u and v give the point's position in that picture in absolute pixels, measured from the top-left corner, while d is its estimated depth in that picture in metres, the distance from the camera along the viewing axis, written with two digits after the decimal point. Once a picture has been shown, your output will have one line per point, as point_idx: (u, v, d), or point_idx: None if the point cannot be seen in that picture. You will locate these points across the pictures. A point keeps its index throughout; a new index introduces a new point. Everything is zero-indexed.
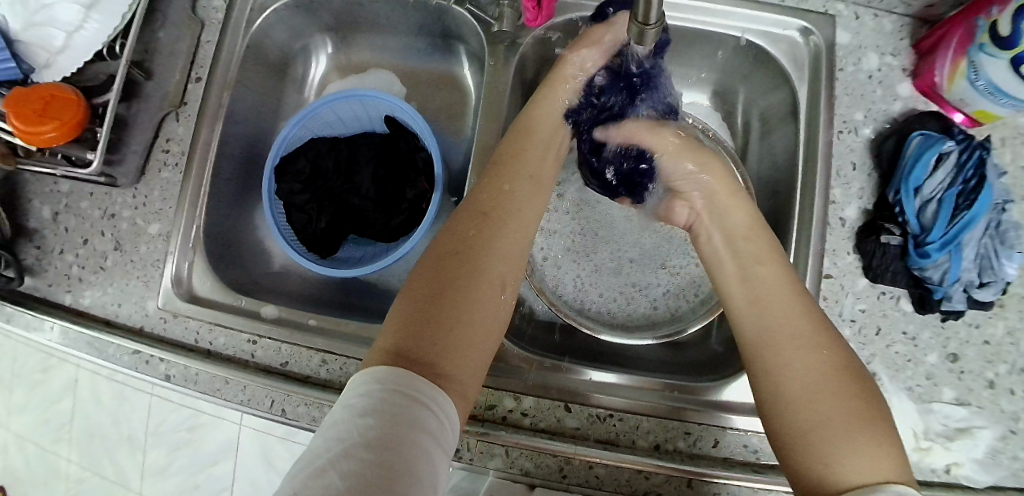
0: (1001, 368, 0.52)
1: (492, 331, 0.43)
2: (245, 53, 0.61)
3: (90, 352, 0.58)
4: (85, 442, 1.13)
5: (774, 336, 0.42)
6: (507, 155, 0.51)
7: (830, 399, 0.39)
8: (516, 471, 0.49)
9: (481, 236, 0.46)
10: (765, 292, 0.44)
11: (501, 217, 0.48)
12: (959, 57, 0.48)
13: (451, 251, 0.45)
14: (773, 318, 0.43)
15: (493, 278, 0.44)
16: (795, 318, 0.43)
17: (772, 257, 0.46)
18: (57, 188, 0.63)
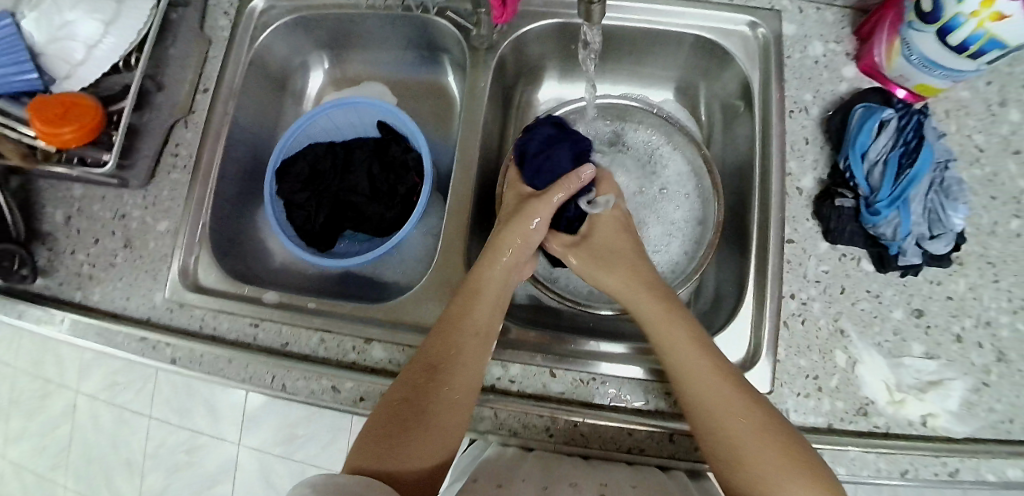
0: (966, 323, 0.54)
1: (453, 427, 0.47)
2: (248, 67, 0.67)
3: (99, 341, 0.61)
4: (83, 467, 1.13)
5: (700, 401, 0.47)
6: (471, 285, 0.54)
7: (750, 435, 0.44)
8: (505, 432, 0.52)
9: (457, 358, 0.50)
10: (683, 364, 0.48)
11: (483, 340, 0.51)
12: (893, 36, 0.53)
13: (431, 366, 0.49)
14: (697, 372, 0.48)
15: (461, 400, 0.48)
16: (708, 373, 0.47)
17: (685, 326, 0.51)
18: (72, 193, 0.67)
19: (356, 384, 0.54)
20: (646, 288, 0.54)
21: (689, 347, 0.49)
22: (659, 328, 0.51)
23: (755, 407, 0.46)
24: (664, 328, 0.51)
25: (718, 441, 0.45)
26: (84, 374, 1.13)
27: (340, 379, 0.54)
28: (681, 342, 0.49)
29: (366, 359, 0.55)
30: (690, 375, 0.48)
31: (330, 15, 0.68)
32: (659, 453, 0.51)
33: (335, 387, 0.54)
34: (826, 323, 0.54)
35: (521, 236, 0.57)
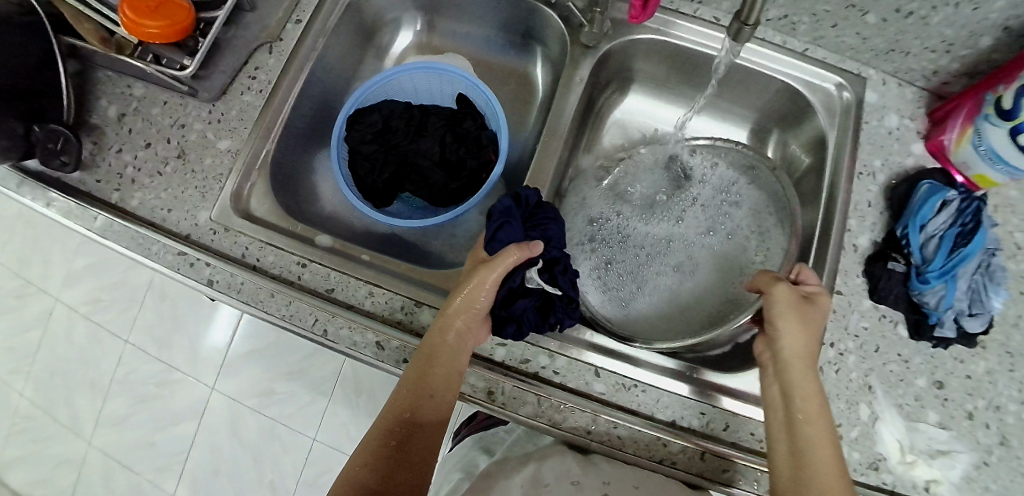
0: (980, 402, 0.57)
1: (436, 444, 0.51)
2: (345, 9, 0.66)
3: (133, 247, 0.59)
4: (46, 377, 1.08)
5: (807, 476, 0.44)
6: (425, 349, 0.49)
7: None
8: (543, 421, 0.51)
9: (415, 427, 0.50)
10: (813, 439, 0.45)
11: (436, 404, 0.49)
12: (967, 124, 0.57)
13: (391, 438, 0.49)
14: (819, 450, 0.44)
15: (419, 470, 0.49)
16: (829, 452, 0.44)
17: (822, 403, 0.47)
18: (131, 92, 0.65)
19: (402, 345, 0.53)
20: (798, 361, 0.48)
21: (822, 423, 0.46)
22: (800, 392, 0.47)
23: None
24: (803, 396, 0.47)
25: None
26: (70, 283, 1.10)
27: (386, 336, 0.53)
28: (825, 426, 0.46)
29: (412, 322, 0.55)
30: (812, 449, 0.44)
31: None
32: (688, 468, 0.51)
33: (379, 343, 0.53)
34: (857, 376, 0.57)
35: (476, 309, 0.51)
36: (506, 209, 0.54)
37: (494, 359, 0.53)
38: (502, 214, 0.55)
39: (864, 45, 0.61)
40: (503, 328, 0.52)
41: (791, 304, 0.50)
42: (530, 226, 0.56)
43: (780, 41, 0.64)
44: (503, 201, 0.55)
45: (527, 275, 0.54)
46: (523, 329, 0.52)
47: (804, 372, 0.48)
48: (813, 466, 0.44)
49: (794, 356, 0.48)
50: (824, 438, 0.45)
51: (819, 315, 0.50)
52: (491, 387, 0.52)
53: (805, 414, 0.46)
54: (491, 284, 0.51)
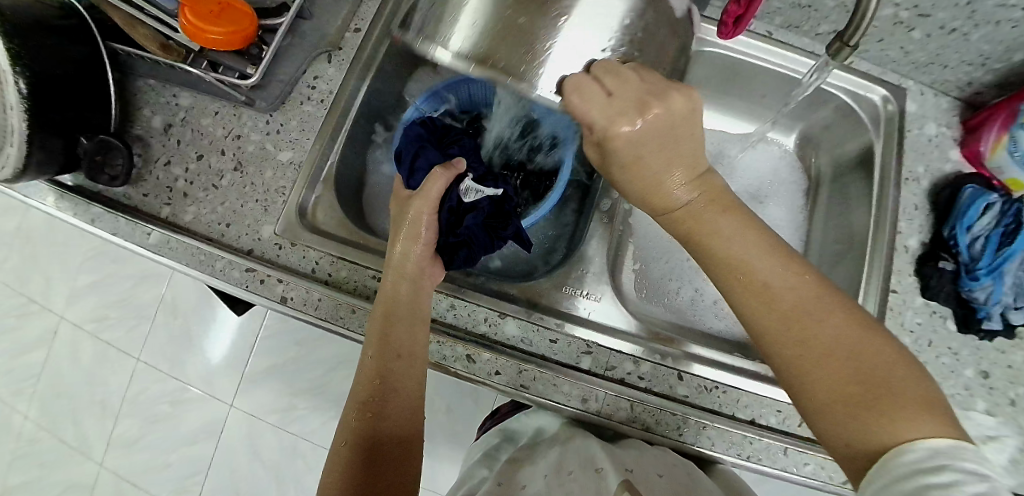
0: (1021, 389, 0.62)
1: (413, 417, 0.52)
2: (405, 18, 0.65)
3: (196, 264, 0.56)
4: (50, 399, 1.03)
5: (767, 319, 0.39)
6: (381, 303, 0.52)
7: (828, 340, 0.37)
8: (637, 426, 0.53)
9: (388, 393, 0.51)
10: (741, 251, 0.40)
11: (409, 362, 0.51)
12: (1003, 132, 0.61)
13: (376, 397, 0.51)
14: (749, 267, 0.40)
15: (407, 421, 0.51)
16: (765, 257, 0.40)
17: (720, 202, 0.43)
18: (177, 101, 0.61)
19: (492, 357, 0.53)
20: (686, 171, 0.44)
21: (744, 235, 0.41)
22: (699, 220, 0.43)
23: (830, 304, 0.38)
24: (707, 218, 0.42)
25: (795, 358, 0.38)
26: (72, 300, 1.03)
27: (475, 350, 0.53)
28: (736, 233, 0.41)
29: (497, 333, 0.54)
30: (752, 272, 0.40)
31: None
32: (773, 464, 0.53)
33: (469, 356, 0.53)
34: None
35: (420, 239, 0.54)
36: (419, 138, 0.60)
37: (581, 367, 0.54)
38: (414, 142, 0.60)
39: (906, 58, 0.65)
40: (455, 256, 0.56)
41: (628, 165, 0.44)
42: (445, 145, 0.61)
43: None
44: (414, 132, 0.61)
45: (464, 189, 0.56)
46: (475, 251, 0.57)
47: (680, 200, 0.43)
48: (754, 297, 0.40)
49: (676, 172, 0.43)
50: (791, 291, 0.39)
51: (658, 138, 0.42)
52: (585, 394, 0.52)
53: (715, 258, 0.42)
54: (429, 215, 0.55)
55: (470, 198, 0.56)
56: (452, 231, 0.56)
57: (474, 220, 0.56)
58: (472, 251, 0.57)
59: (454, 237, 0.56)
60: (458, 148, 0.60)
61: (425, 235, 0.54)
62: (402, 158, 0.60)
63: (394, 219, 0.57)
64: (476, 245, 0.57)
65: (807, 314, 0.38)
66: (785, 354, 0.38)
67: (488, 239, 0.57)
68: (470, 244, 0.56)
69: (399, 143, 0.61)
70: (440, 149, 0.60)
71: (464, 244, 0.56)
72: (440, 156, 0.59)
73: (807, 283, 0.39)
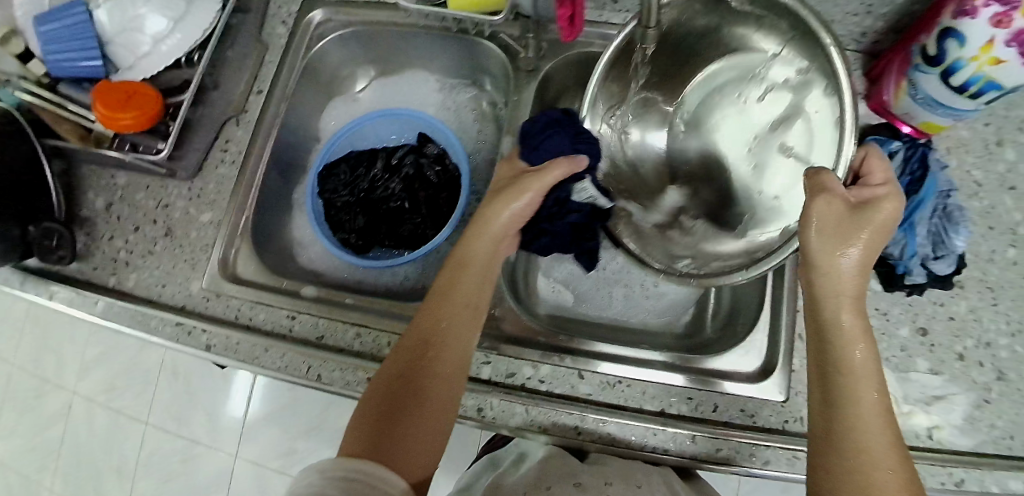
0: (968, 342, 0.58)
1: (445, 420, 0.49)
2: (301, 74, 0.70)
3: (135, 325, 0.62)
4: (74, 470, 1.11)
5: (840, 435, 0.41)
6: (438, 294, 0.53)
7: (886, 457, 0.40)
8: (534, 429, 0.53)
9: (417, 384, 0.49)
10: (862, 380, 0.42)
11: (472, 317, 0.52)
12: (901, 77, 0.59)
13: (414, 355, 0.50)
14: (863, 385, 0.42)
15: (451, 387, 0.49)
16: (872, 388, 0.42)
17: (865, 332, 0.43)
18: (114, 181, 0.69)
19: None
20: (859, 279, 0.44)
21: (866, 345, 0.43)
22: (852, 331, 0.43)
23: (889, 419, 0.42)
24: (855, 342, 0.43)
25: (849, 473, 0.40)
26: (85, 373, 1.12)
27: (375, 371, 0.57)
28: (868, 349, 0.42)
29: None
30: (861, 399, 0.41)
31: (379, 34, 0.70)
32: (680, 454, 0.52)
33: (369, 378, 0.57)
34: None
35: (496, 236, 0.55)
36: (556, 120, 0.58)
37: (482, 377, 0.56)
38: (545, 129, 0.57)
39: None
40: (536, 240, 0.62)
41: (840, 294, 0.44)
42: (579, 136, 0.57)
43: None
44: (546, 117, 0.58)
45: (578, 187, 0.60)
46: (556, 243, 0.62)
47: (837, 309, 0.44)
48: (856, 416, 0.41)
49: (851, 250, 0.43)
50: (873, 392, 0.42)
51: (867, 242, 0.43)
52: (479, 404, 0.55)
53: (842, 364, 0.42)
54: (534, 193, 0.55)
55: (581, 197, 0.60)
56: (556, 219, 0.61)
57: (572, 216, 0.60)
58: (548, 240, 0.62)
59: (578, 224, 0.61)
60: (588, 145, 0.57)
61: (519, 217, 0.56)
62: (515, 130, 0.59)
63: (479, 211, 0.56)
64: (559, 233, 0.62)
65: (878, 427, 0.41)
66: (841, 467, 0.40)
67: (570, 238, 0.62)
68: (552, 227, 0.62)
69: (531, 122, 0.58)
70: (573, 138, 0.57)
71: (553, 227, 0.61)
72: (568, 144, 0.57)
73: (885, 409, 0.42)
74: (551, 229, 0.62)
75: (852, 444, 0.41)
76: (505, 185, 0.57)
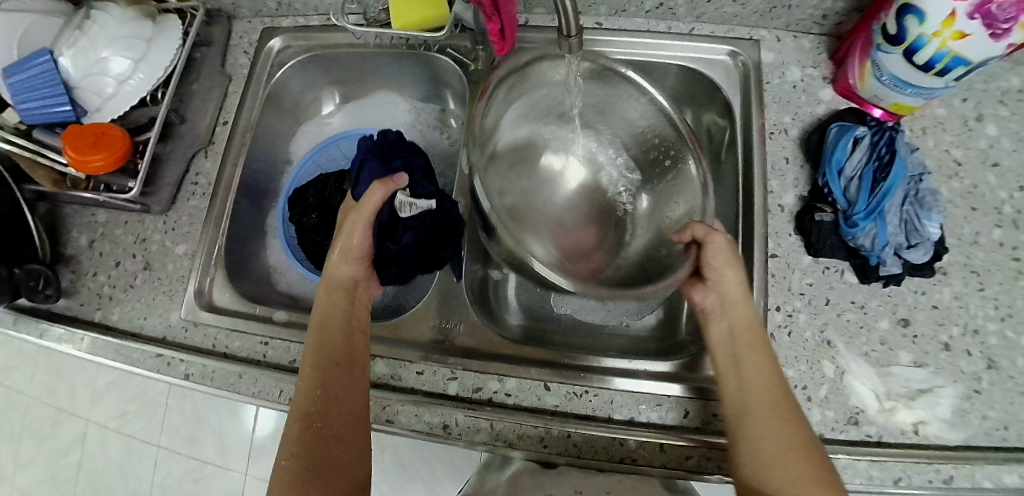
0: (953, 331, 0.55)
1: (360, 436, 0.50)
2: (265, 101, 0.72)
3: (117, 358, 0.64)
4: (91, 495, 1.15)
5: (746, 435, 0.47)
6: (318, 324, 0.54)
7: (780, 454, 0.45)
8: (500, 443, 0.53)
9: (322, 412, 0.49)
10: (753, 378, 0.49)
11: (349, 369, 0.52)
12: (865, 59, 0.57)
13: (308, 421, 0.49)
14: (752, 387, 0.49)
15: (353, 428, 0.50)
16: (762, 390, 0.48)
17: (752, 336, 0.51)
18: (95, 219, 0.71)
19: None
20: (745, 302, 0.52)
21: (756, 356, 0.50)
22: (738, 342, 0.51)
23: (788, 419, 0.47)
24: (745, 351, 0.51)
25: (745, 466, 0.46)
26: (96, 402, 1.16)
27: None
28: (762, 357, 0.50)
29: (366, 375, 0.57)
30: (751, 398, 0.48)
31: (339, 56, 0.72)
32: (650, 463, 0.51)
33: None
34: (812, 334, 0.55)
35: (348, 255, 0.57)
36: (365, 150, 0.64)
37: (448, 394, 0.56)
38: (360, 162, 0.63)
39: (744, 10, 0.62)
40: (385, 272, 0.62)
41: (738, 307, 0.52)
42: (389, 159, 0.63)
43: (667, 27, 0.66)
44: (364, 144, 0.64)
45: (399, 204, 0.59)
46: (405, 267, 0.61)
47: (726, 322, 0.53)
48: (748, 412, 0.48)
49: (725, 272, 0.53)
50: (769, 391, 0.48)
51: (728, 259, 0.52)
52: (445, 420, 0.54)
53: (739, 367, 0.50)
54: (365, 225, 0.57)
55: (407, 212, 0.59)
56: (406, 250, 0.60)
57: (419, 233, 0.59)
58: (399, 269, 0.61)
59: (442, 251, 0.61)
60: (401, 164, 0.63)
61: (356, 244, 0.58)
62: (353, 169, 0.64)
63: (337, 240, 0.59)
64: (418, 258, 0.61)
65: (772, 428, 0.47)
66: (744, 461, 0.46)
67: (421, 258, 0.60)
68: (401, 258, 0.60)
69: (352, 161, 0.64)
70: (384, 163, 0.63)
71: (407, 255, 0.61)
72: (380, 168, 0.62)
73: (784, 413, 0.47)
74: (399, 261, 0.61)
75: (750, 441, 0.47)
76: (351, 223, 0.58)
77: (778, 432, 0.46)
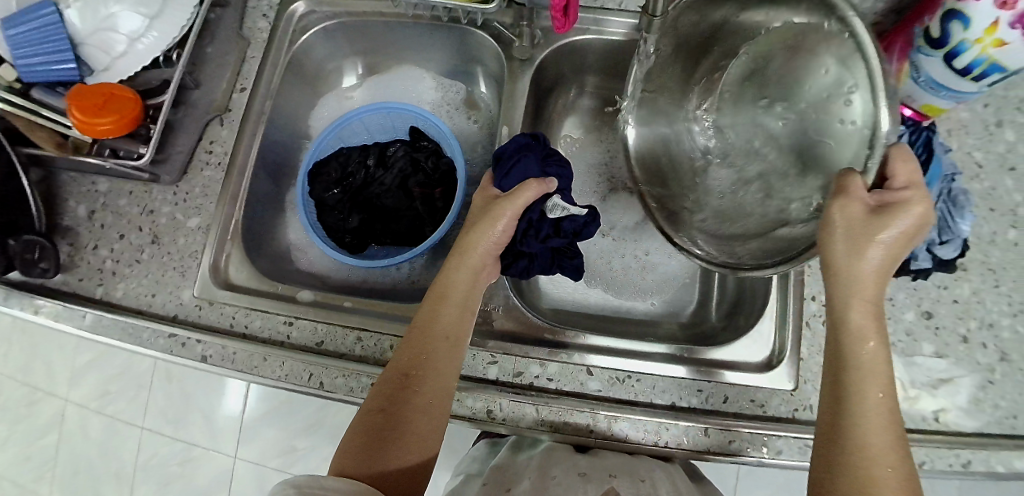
0: (972, 325, 0.58)
1: (442, 417, 0.49)
2: (285, 69, 0.68)
3: (125, 338, 0.60)
4: (69, 476, 1.10)
5: (859, 447, 0.40)
6: (437, 292, 0.53)
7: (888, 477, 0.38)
8: (546, 428, 0.53)
9: (415, 380, 0.49)
10: (869, 377, 0.41)
11: (453, 348, 0.51)
12: (903, 59, 0.57)
13: (402, 384, 0.49)
14: (868, 396, 0.40)
15: (437, 406, 0.49)
16: (883, 395, 0.40)
17: (878, 328, 0.41)
18: (96, 188, 0.66)
19: None
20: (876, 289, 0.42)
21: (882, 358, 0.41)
22: (860, 335, 0.41)
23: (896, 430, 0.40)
24: (866, 350, 0.41)
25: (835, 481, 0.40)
26: (74, 381, 1.09)
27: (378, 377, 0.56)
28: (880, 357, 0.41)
29: None
30: (862, 407, 0.40)
31: (371, 24, 0.68)
32: (695, 447, 0.52)
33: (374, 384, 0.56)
34: None
35: (479, 226, 0.55)
36: (523, 144, 0.58)
37: (488, 378, 0.55)
38: (516, 153, 0.57)
39: None
40: (515, 264, 0.58)
41: (863, 288, 0.41)
42: (547, 161, 0.58)
43: None
44: (520, 139, 0.58)
45: (549, 205, 0.58)
46: (535, 265, 0.59)
47: (851, 304, 0.42)
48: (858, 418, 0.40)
49: (867, 247, 0.40)
50: (883, 394, 0.40)
51: (872, 228, 0.40)
52: (489, 406, 0.53)
53: (856, 362, 0.41)
54: (510, 217, 0.55)
55: (556, 214, 0.58)
56: (543, 251, 0.58)
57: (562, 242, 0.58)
58: (528, 266, 0.59)
59: (563, 258, 0.61)
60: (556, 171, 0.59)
61: (496, 227, 0.54)
62: (501, 157, 0.58)
63: (474, 208, 0.58)
64: (545, 262, 0.60)
65: (881, 442, 0.39)
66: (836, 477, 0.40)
67: (549, 260, 0.60)
68: (530, 257, 0.58)
69: (502, 145, 0.58)
70: (540, 162, 0.58)
71: (539, 259, 0.59)
72: (538, 168, 0.57)
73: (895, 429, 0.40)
74: (529, 261, 0.59)
75: (854, 456, 0.39)
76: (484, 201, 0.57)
77: (876, 478, 0.39)
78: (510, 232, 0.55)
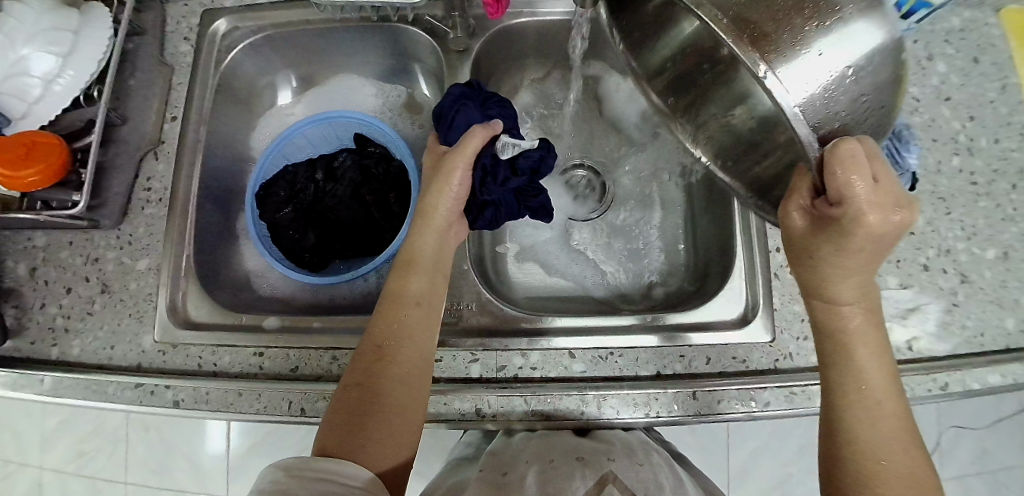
0: (930, 253, 0.60)
1: (424, 385, 0.48)
2: (216, 91, 0.65)
3: (88, 396, 0.57)
4: None
5: (865, 441, 0.42)
6: (405, 258, 0.52)
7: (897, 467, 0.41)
8: (536, 418, 0.52)
9: (394, 351, 0.48)
10: (866, 370, 0.42)
11: (427, 313, 0.50)
12: None
13: (379, 355, 0.48)
14: (866, 389, 0.42)
15: (418, 375, 0.48)
16: (880, 384, 0.42)
17: (865, 322, 0.43)
18: (33, 244, 0.62)
19: None
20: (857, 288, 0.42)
21: (871, 351, 0.42)
22: (847, 337, 0.42)
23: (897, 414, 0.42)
24: (857, 349, 0.42)
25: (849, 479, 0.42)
26: (47, 447, 1.04)
27: None
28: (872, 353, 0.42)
29: None
30: (860, 403, 0.42)
31: (297, 34, 0.66)
32: (686, 413, 0.52)
33: None
34: None
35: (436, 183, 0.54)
36: (461, 94, 0.56)
37: (472, 377, 0.54)
38: (455, 104, 0.56)
39: None
40: (482, 215, 0.58)
41: (840, 290, 0.41)
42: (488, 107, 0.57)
43: None
44: (458, 90, 0.57)
45: (499, 146, 0.57)
46: (502, 212, 0.58)
47: (837, 309, 0.42)
48: (859, 414, 0.42)
49: (837, 259, 0.40)
50: (879, 382, 0.42)
51: (830, 240, 0.38)
52: (477, 404, 0.53)
53: (847, 359, 0.42)
54: (465, 168, 0.54)
55: (508, 155, 0.57)
56: (506, 195, 0.58)
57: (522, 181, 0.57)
58: (495, 214, 0.58)
59: (530, 199, 0.60)
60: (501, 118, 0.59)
61: (452, 179, 0.54)
62: (440, 111, 0.57)
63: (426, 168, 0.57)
64: (511, 206, 0.59)
65: (886, 430, 0.42)
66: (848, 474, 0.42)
67: (515, 204, 0.59)
68: (497, 206, 0.58)
69: (439, 102, 0.57)
70: (481, 109, 0.57)
71: (505, 205, 0.58)
72: (479, 114, 0.56)
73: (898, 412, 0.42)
74: (496, 208, 0.58)
75: (864, 450, 0.41)
76: (436, 161, 0.57)
77: (886, 470, 0.41)
78: (466, 183, 0.54)
